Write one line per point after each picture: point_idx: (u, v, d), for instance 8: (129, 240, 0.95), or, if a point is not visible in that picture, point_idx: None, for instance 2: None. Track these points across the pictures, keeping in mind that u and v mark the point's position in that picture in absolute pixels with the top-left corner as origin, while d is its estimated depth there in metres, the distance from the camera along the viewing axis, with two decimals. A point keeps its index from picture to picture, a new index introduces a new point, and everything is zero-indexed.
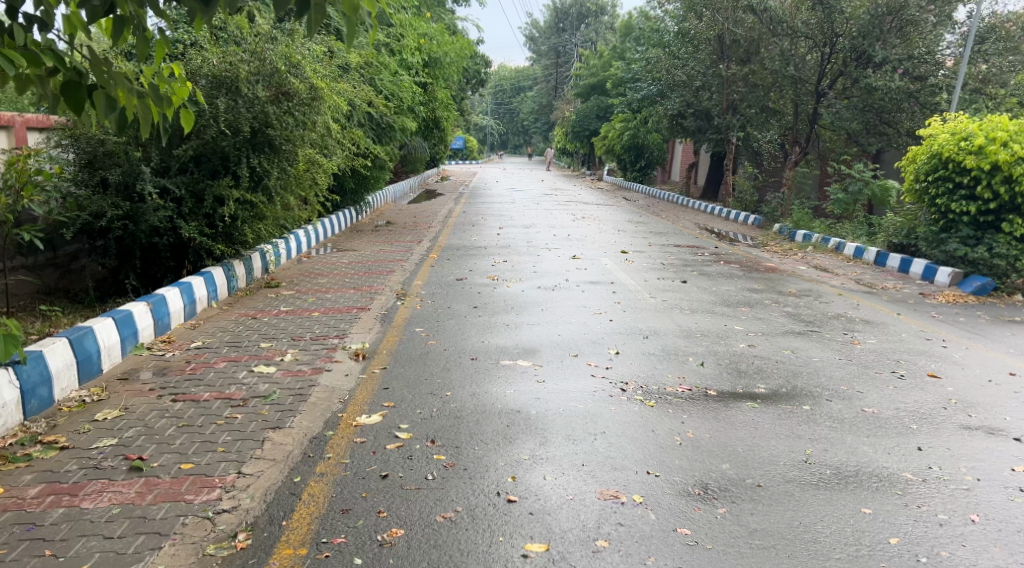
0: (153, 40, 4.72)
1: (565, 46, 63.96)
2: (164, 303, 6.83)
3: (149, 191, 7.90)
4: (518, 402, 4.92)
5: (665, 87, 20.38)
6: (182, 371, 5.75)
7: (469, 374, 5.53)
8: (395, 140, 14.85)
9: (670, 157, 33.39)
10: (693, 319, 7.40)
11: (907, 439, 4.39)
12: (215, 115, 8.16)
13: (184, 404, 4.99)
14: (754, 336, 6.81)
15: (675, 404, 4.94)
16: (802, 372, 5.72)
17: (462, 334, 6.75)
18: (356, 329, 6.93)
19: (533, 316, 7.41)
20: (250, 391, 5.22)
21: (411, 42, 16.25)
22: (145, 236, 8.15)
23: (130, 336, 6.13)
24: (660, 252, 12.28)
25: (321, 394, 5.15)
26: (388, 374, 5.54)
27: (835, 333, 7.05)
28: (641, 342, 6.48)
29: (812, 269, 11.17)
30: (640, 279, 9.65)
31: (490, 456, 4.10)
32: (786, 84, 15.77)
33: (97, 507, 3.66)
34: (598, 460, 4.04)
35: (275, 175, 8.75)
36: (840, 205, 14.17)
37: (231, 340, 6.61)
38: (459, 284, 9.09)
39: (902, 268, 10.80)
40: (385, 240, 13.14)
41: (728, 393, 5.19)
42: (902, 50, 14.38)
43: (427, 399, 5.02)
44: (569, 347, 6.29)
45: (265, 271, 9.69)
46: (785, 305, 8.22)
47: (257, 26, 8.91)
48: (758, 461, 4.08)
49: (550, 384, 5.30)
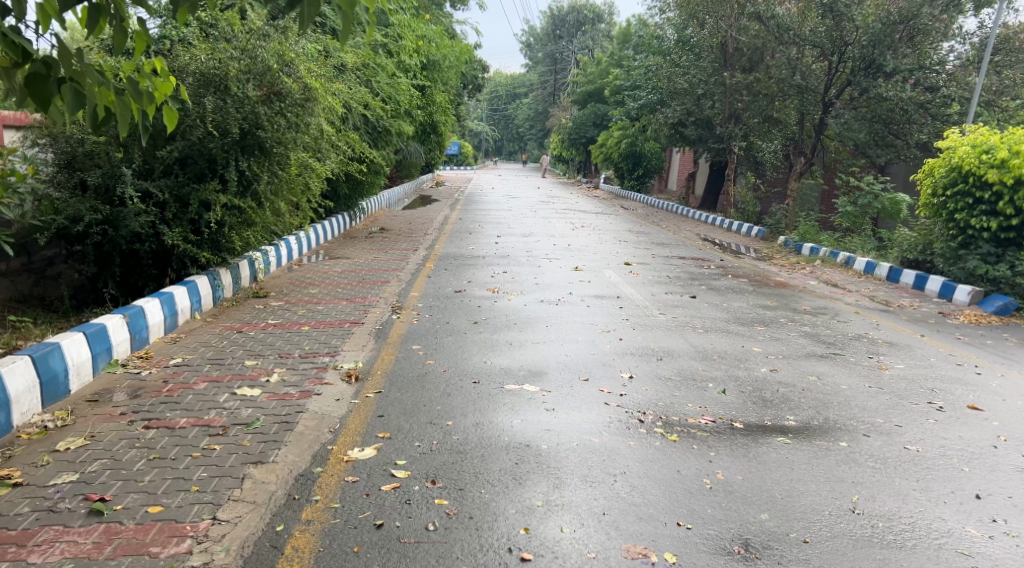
0: (134, 33, 4.30)
1: (562, 54, 63.75)
2: (143, 315, 6.36)
3: (130, 194, 7.44)
4: (527, 434, 4.47)
5: (666, 95, 19.98)
6: (158, 393, 5.26)
7: (471, 400, 5.05)
8: (391, 144, 14.38)
9: (668, 166, 33.04)
10: (708, 339, 6.97)
11: (961, 484, 4.01)
12: (203, 115, 7.70)
13: (157, 432, 4.51)
14: (775, 359, 6.38)
15: (700, 439, 4.50)
16: (832, 401, 5.30)
17: (462, 353, 6.28)
18: (348, 346, 6.45)
19: (537, 334, 6.94)
20: (231, 417, 4.74)
21: (410, 43, 15.81)
22: (125, 242, 7.66)
23: (103, 352, 5.65)
24: (665, 264, 11.86)
25: (309, 422, 4.67)
26: (383, 400, 5.08)
27: (860, 357, 6.63)
28: (655, 365, 6.03)
29: (824, 284, 10.77)
30: (647, 293, 9.21)
31: (498, 502, 3.66)
32: (792, 94, 15.29)
33: (47, 563, 3.20)
34: (621, 509, 3.63)
35: (265, 180, 8.28)
36: (848, 218, 13.79)
37: (214, 357, 6.13)
38: (458, 296, 8.64)
39: (917, 285, 10.41)
40: (380, 247, 12.67)
41: (757, 425, 4.77)
42: (912, 60, 14.04)
43: (426, 430, 4.55)
44: (578, 369, 5.84)
45: (253, 279, 9.20)
46: (802, 325, 7.80)
47: (247, 22, 8.41)
48: (802, 511, 3.69)
49: (560, 412, 4.85)
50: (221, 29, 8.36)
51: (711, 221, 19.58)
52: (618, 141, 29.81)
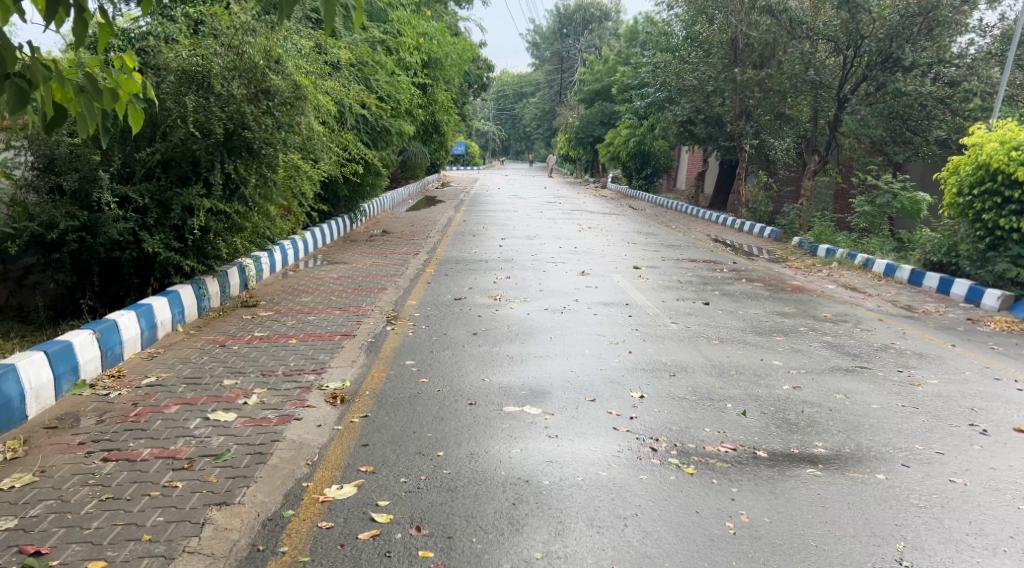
0: (94, 24, 3.85)
1: (569, 52, 63.20)
2: (117, 330, 5.91)
3: (106, 199, 7.01)
4: (527, 466, 4.02)
5: (674, 92, 19.43)
6: (124, 418, 4.81)
7: (465, 426, 4.59)
8: (392, 144, 13.91)
9: (676, 165, 32.59)
10: (723, 351, 6.49)
11: (1019, 528, 3.53)
12: (184, 115, 7.26)
13: (116, 465, 4.07)
14: (796, 374, 5.90)
15: (721, 471, 4.03)
16: (863, 425, 4.80)
17: (458, 369, 5.80)
18: (337, 362, 5.99)
19: (541, 347, 6.46)
20: (199, 448, 4.29)
21: (410, 40, 15.36)
22: (104, 250, 7.24)
23: (68, 372, 5.21)
24: (675, 267, 11.36)
25: (285, 453, 4.21)
26: (370, 425, 4.62)
27: (889, 371, 6.12)
28: (667, 382, 5.54)
29: (843, 288, 10.26)
30: (657, 300, 8.72)
31: (491, 554, 3.24)
32: (805, 90, 14.81)
33: None
34: (631, 562, 3.20)
35: (252, 183, 7.84)
36: (866, 218, 13.26)
37: (191, 375, 5.67)
38: (457, 305, 8.18)
39: (941, 288, 9.88)
40: (380, 251, 12.23)
41: (781, 454, 4.29)
42: (931, 54, 13.55)
43: (415, 463, 4.09)
44: (584, 388, 5.36)
45: (244, 287, 8.75)
46: (824, 334, 7.31)
47: (234, 16, 7.94)
48: (839, 563, 3.24)
49: (564, 440, 4.38)
50: (208, 24, 7.92)
51: (722, 221, 19.06)
52: (627, 139, 29.28)
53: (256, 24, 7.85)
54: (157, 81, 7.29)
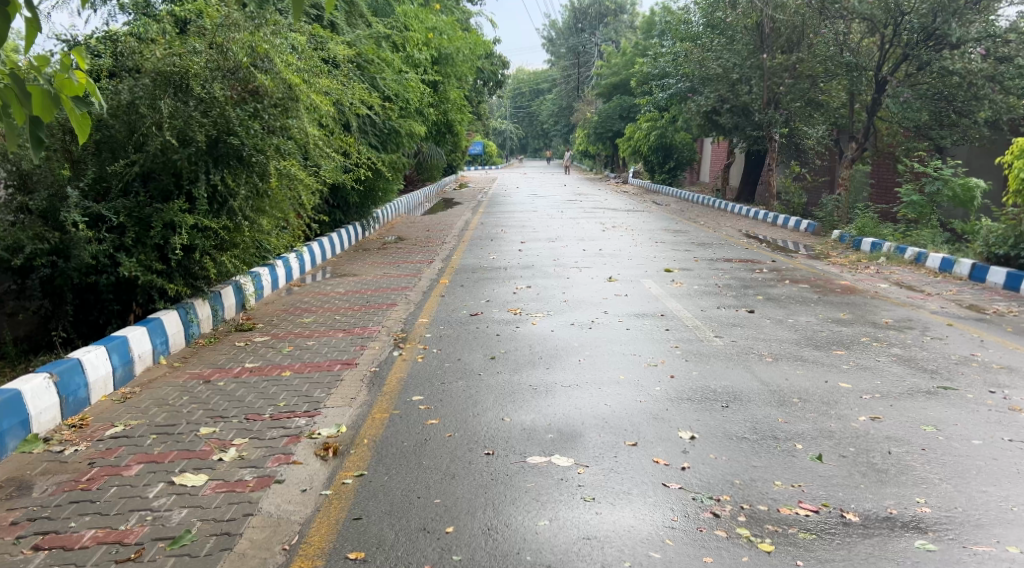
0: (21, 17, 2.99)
1: (585, 47, 61.38)
2: (81, 370, 5.14)
3: (74, 219, 6.25)
4: (559, 546, 3.25)
5: (698, 82, 18.48)
6: (76, 483, 4.02)
7: (482, 486, 3.77)
8: (403, 147, 13.12)
9: (701, 157, 31.59)
10: (779, 372, 5.59)
11: None
12: (160, 121, 6.45)
13: (46, 557, 3.31)
14: (871, 401, 4.98)
15: (806, 546, 3.23)
16: (971, 470, 3.91)
17: (474, 406, 4.94)
18: (333, 401, 5.15)
19: (568, 374, 5.60)
20: (156, 527, 3.51)
21: (417, 35, 14.69)
22: (79, 275, 6.45)
23: (14, 427, 4.46)
24: (710, 268, 10.44)
25: (257, 535, 3.43)
26: (368, 488, 3.82)
27: (980, 392, 5.18)
28: (721, 417, 4.66)
29: (898, 286, 9.30)
30: (696, 308, 7.81)
31: None
32: (842, 73, 13.75)
33: None
34: None
35: (242, 195, 7.03)
36: (914, 208, 12.22)
37: (165, 422, 4.88)
38: (473, 322, 7.34)
39: (1009, 284, 8.91)
40: (391, 260, 11.44)
41: (877, 518, 3.44)
42: (981, 27, 12.27)
43: (418, 545, 3.31)
44: (622, 427, 4.50)
45: (241, 308, 7.96)
46: (892, 346, 6.38)
47: (218, 11, 7.21)
48: None
49: (603, 506, 3.55)
50: (196, 22, 7.21)
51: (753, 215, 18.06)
52: (648, 132, 28.38)
53: (243, 18, 7.16)
54: (131, 85, 6.51)
